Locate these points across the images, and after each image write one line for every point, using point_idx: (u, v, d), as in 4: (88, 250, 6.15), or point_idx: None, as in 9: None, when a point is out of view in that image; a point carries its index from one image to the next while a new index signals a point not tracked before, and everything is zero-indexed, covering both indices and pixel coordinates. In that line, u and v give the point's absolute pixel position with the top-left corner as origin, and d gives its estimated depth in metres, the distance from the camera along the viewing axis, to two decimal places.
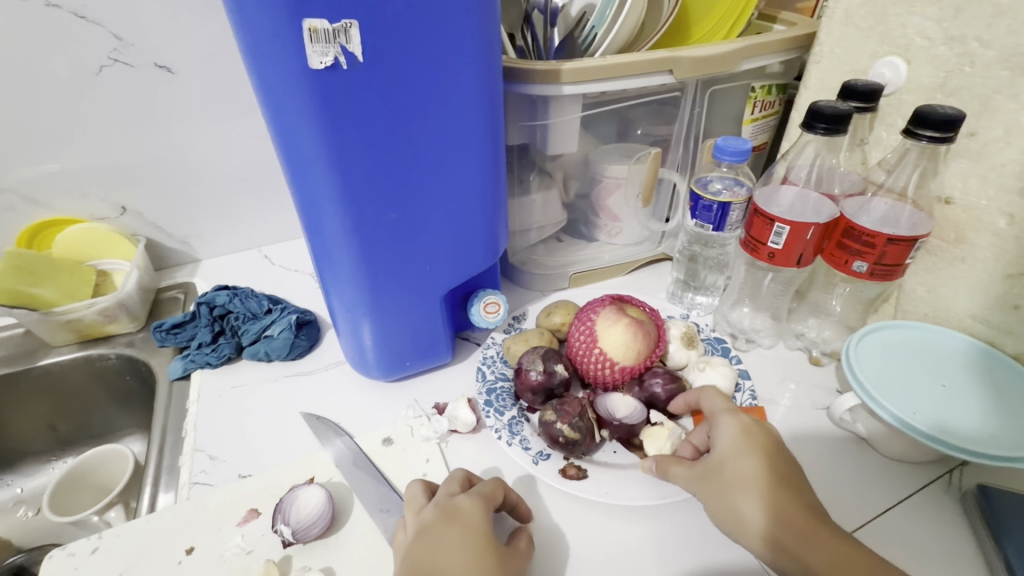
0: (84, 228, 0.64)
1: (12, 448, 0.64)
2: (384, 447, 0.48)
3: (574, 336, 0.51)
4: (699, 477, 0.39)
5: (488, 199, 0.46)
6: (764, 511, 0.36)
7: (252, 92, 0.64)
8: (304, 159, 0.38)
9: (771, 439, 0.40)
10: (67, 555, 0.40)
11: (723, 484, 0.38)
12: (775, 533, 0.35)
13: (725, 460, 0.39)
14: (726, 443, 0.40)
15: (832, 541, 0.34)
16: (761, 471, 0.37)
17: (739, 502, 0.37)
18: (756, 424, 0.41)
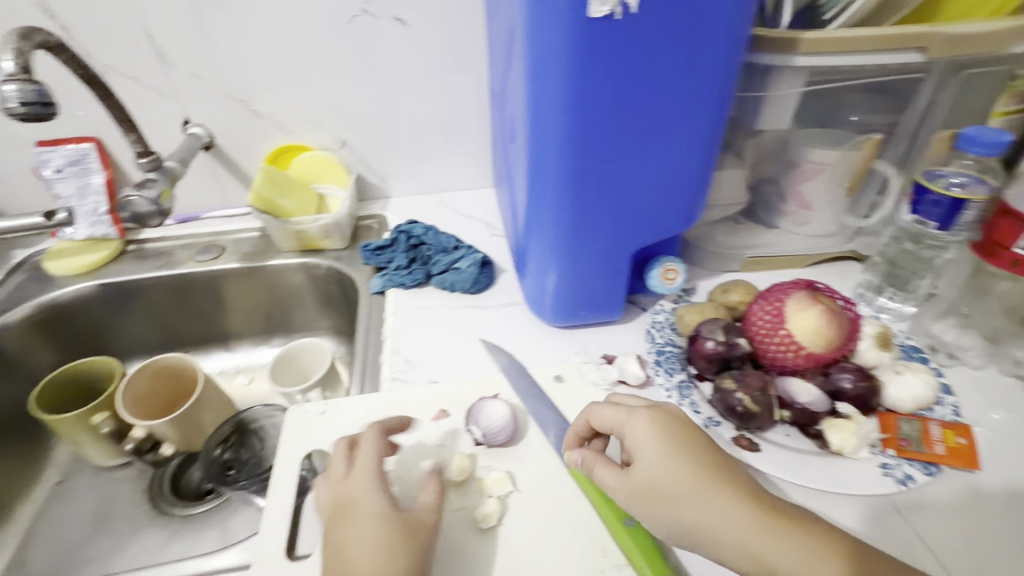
0: (314, 156, 0.75)
1: (236, 328, 0.79)
2: (555, 383, 0.52)
3: (755, 315, 0.50)
4: (636, 496, 0.37)
5: (702, 166, 0.46)
6: (717, 517, 0.35)
7: (465, 47, 0.70)
8: (551, 103, 0.41)
9: (670, 442, 0.38)
10: (303, 412, 0.49)
11: (667, 500, 0.36)
12: (737, 540, 0.34)
13: (655, 472, 0.37)
14: (646, 454, 0.37)
15: (794, 540, 0.34)
16: (689, 478, 0.36)
17: (694, 516, 0.35)
18: (664, 417, 0.39)
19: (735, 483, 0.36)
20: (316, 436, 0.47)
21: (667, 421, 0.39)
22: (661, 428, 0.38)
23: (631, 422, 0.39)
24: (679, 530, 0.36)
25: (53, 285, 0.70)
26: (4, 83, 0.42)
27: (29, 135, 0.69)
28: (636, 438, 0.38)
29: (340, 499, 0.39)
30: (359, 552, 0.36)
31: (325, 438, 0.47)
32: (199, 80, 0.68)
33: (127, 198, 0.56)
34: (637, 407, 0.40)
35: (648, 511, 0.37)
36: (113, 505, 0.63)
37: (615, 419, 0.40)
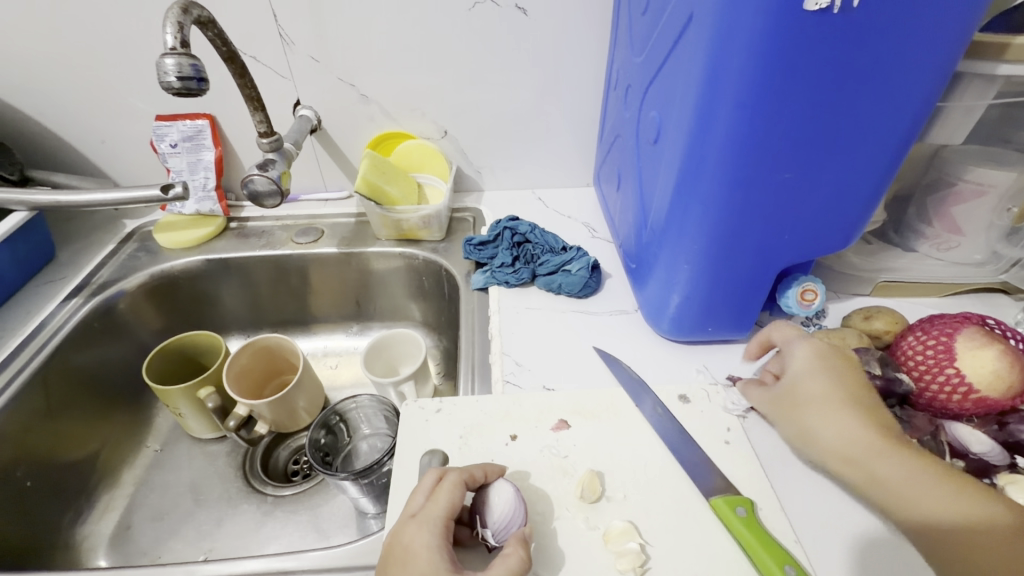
0: (418, 144, 0.74)
1: (326, 311, 0.79)
2: (680, 402, 0.48)
3: (912, 349, 0.45)
4: (775, 406, 0.45)
5: (877, 182, 0.42)
6: (836, 425, 0.40)
7: (584, 39, 0.67)
8: (728, 104, 0.37)
9: (847, 361, 0.44)
10: (418, 408, 0.48)
11: (799, 406, 0.43)
12: (846, 447, 0.39)
13: (796, 378, 0.44)
14: (798, 365, 0.44)
15: (893, 456, 0.38)
16: (825, 387, 0.42)
17: (811, 418, 0.41)
18: (831, 349, 0.44)
19: (862, 407, 0.40)
20: (433, 435, 0.47)
21: (827, 351, 0.44)
22: (820, 355, 0.44)
23: (796, 343, 0.46)
24: (797, 431, 0.42)
25: (162, 258, 0.71)
26: (164, 56, 0.42)
27: (148, 108, 0.71)
28: (793, 353, 0.46)
29: (397, 545, 0.36)
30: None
31: (441, 439, 0.46)
32: (316, 62, 0.68)
33: (248, 176, 0.56)
34: (795, 338, 0.47)
35: (779, 416, 0.44)
36: (210, 479, 0.64)
37: (786, 339, 0.47)
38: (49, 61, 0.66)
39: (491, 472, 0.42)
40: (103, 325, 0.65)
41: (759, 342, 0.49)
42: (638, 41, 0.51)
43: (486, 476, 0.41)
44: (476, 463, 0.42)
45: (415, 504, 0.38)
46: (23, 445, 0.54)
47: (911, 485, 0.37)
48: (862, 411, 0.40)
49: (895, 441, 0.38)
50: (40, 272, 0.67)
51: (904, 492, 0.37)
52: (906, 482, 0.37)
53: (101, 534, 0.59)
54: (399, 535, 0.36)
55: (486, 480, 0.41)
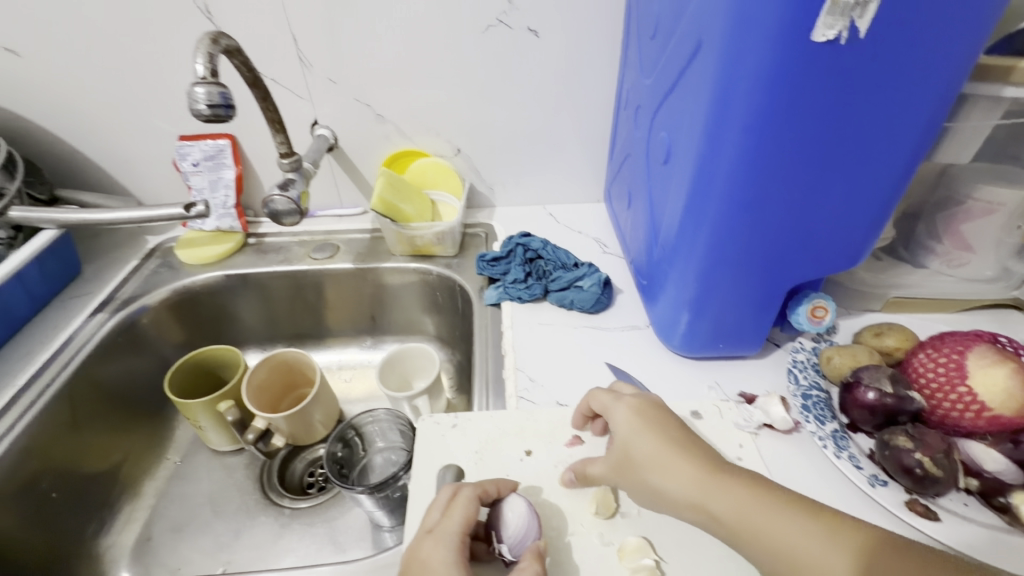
0: (431, 162, 0.76)
1: (341, 325, 0.80)
2: (692, 418, 0.49)
3: (923, 366, 0.46)
4: (616, 468, 0.41)
5: (885, 202, 0.43)
6: (671, 477, 0.38)
7: (594, 60, 0.69)
8: (737, 128, 0.39)
9: (658, 407, 0.42)
10: (433, 423, 0.49)
11: (635, 467, 0.39)
12: (689, 497, 0.37)
13: (628, 439, 0.40)
14: (625, 428, 0.41)
15: (729, 491, 0.36)
16: (656, 439, 0.39)
17: (651, 477, 0.38)
18: (649, 402, 0.43)
19: (689, 447, 0.39)
20: (450, 449, 0.48)
21: (649, 407, 0.42)
22: (641, 412, 0.42)
23: (616, 408, 0.43)
24: (645, 495, 0.39)
25: (183, 273, 0.73)
26: (194, 85, 0.44)
27: (172, 129, 0.73)
28: (617, 420, 0.42)
29: (415, 559, 0.37)
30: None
31: (459, 454, 0.47)
32: (334, 84, 0.70)
33: (269, 197, 0.58)
34: (625, 396, 0.44)
35: (622, 480, 0.41)
36: (228, 491, 0.65)
37: (605, 406, 0.44)
38: (80, 86, 0.69)
39: (504, 487, 0.42)
40: (126, 339, 0.67)
41: (582, 412, 0.47)
42: (647, 64, 0.53)
43: (499, 491, 0.42)
44: (489, 478, 0.43)
45: (431, 519, 0.39)
46: (50, 457, 0.56)
47: (753, 519, 0.34)
48: (689, 457, 0.38)
49: (724, 477, 0.36)
50: (66, 287, 0.70)
51: (759, 530, 0.34)
52: (745, 518, 0.34)
53: (123, 545, 0.60)
54: (417, 551, 0.37)
55: (499, 495, 0.42)
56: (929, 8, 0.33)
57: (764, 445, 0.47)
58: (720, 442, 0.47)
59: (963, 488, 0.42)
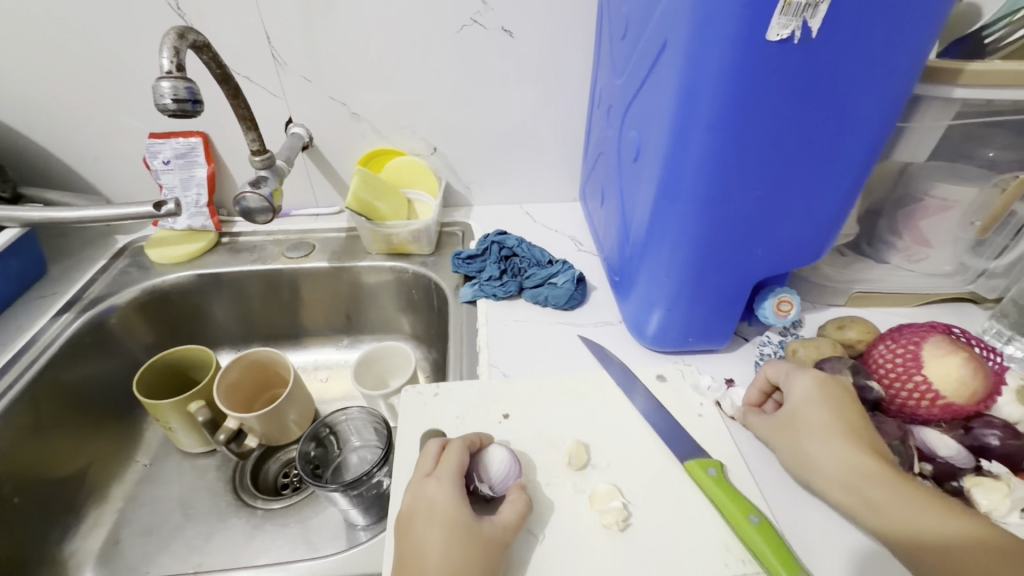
0: (407, 161, 0.76)
1: (316, 324, 0.79)
2: (658, 381, 0.51)
3: (882, 357, 0.47)
4: (777, 430, 0.44)
5: (845, 198, 0.45)
6: (832, 452, 0.40)
7: (568, 59, 0.70)
8: (701, 126, 0.40)
9: (846, 392, 0.43)
10: (417, 393, 0.51)
11: (800, 433, 0.42)
12: (837, 473, 0.39)
13: (798, 409, 0.43)
14: (808, 396, 0.43)
15: (888, 483, 0.37)
16: (827, 416, 0.41)
17: (812, 445, 0.41)
18: (833, 378, 0.44)
19: (859, 432, 0.40)
20: (432, 416, 0.49)
21: (830, 385, 0.43)
22: (824, 386, 0.43)
23: (796, 378, 0.45)
24: (799, 464, 0.41)
25: (154, 272, 0.72)
26: (160, 79, 0.43)
27: (142, 127, 0.72)
28: (798, 387, 0.44)
29: (417, 501, 0.39)
30: (437, 555, 0.35)
31: (442, 418, 0.48)
32: (308, 82, 0.70)
33: (241, 194, 0.57)
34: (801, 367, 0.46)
35: (778, 440, 0.44)
36: (199, 493, 0.64)
37: (784, 374, 0.46)
38: (45, 82, 0.67)
39: (486, 439, 0.45)
40: (94, 339, 0.65)
41: (760, 387, 0.48)
42: (618, 64, 0.54)
43: (482, 441, 0.44)
44: (471, 433, 0.45)
45: (425, 467, 0.41)
46: (11, 461, 0.54)
47: (928, 527, 0.35)
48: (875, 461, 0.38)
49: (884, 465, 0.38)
50: (30, 287, 0.68)
51: (900, 516, 0.36)
52: (913, 515, 0.36)
53: (89, 550, 0.59)
54: (419, 493, 0.39)
55: (483, 445, 0.44)
56: (880, 12, 0.35)
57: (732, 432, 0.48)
58: (681, 412, 0.49)
59: (918, 475, 0.43)
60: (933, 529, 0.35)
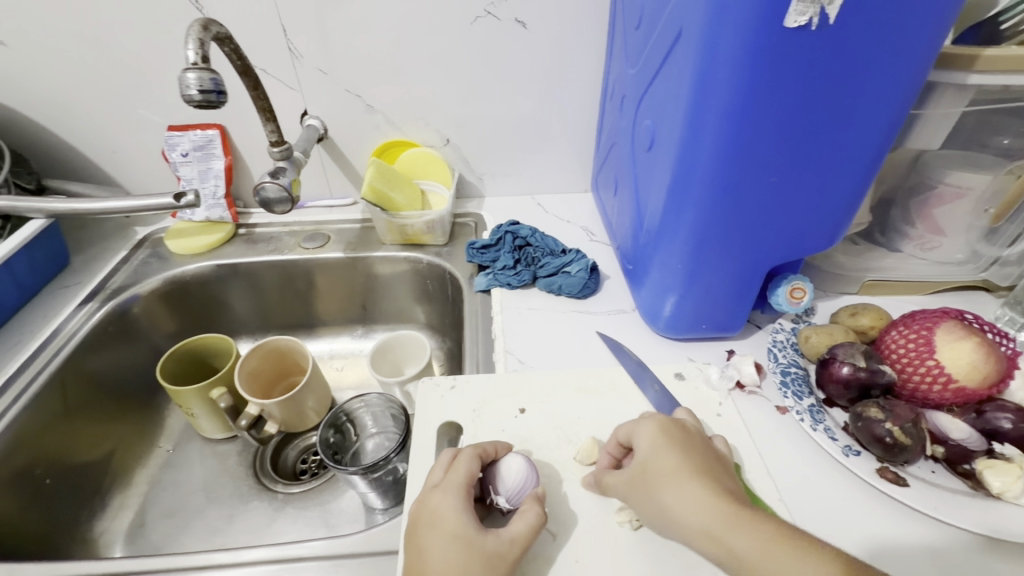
0: (421, 152, 0.77)
1: (331, 314, 0.81)
2: (675, 379, 0.52)
3: (895, 342, 0.48)
4: (631, 482, 0.39)
5: (858, 185, 0.45)
6: (691, 502, 0.35)
7: (581, 51, 0.70)
8: (715, 113, 0.40)
9: (685, 435, 0.39)
10: (433, 385, 0.52)
11: (652, 484, 0.37)
12: (704, 527, 0.34)
13: (649, 461, 0.38)
14: (647, 445, 0.39)
15: (750, 528, 0.34)
16: (676, 460, 0.37)
17: (667, 499, 0.36)
18: (671, 421, 0.40)
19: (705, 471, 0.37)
20: (448, 409, 0.50)
21: (674, 432, 0.39)
22: (665, 433, 0.39)
23: (639, 426, 0.41)
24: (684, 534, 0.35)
25: (173, 263, 0.73)
26: (186, 70, 0.44)
27: (160, 120, 0.73)
28: (640, 435, 0.40)
29: (424, 511, 0.39)
30: (440, 569, 0.36)
31: (457, 411, 0.50)
32: (323, 74, 0.70)
33: (260, 184, 0.58)
34: (646, 416, 0.42)
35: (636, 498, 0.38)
36: (222, 477, 0.65)
37: (628, 426, 0.41)
38: (66, 76, 0.69)
39: (502, 448, 0.45)
40: (117, 328, 0.67)
41: (609, 451, 0.43)
42: (632, 54, 0.54)
43: (497, 451, 0.44)
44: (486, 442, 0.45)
45: (435, 476, 0.42)
46: (41, 446, 0.56)
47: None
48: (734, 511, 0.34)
49: (742, 509, 0.35)
50: (55, 277, 0.69)
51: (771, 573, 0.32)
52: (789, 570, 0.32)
53: (117, 531, 0.60)
54: (425, 502, 0.40)
55: (497, 455, 0.44)
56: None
57: (737, 402, 0.50)
58: (694, 408, 0.50)
59: (930, 456, 0.44)
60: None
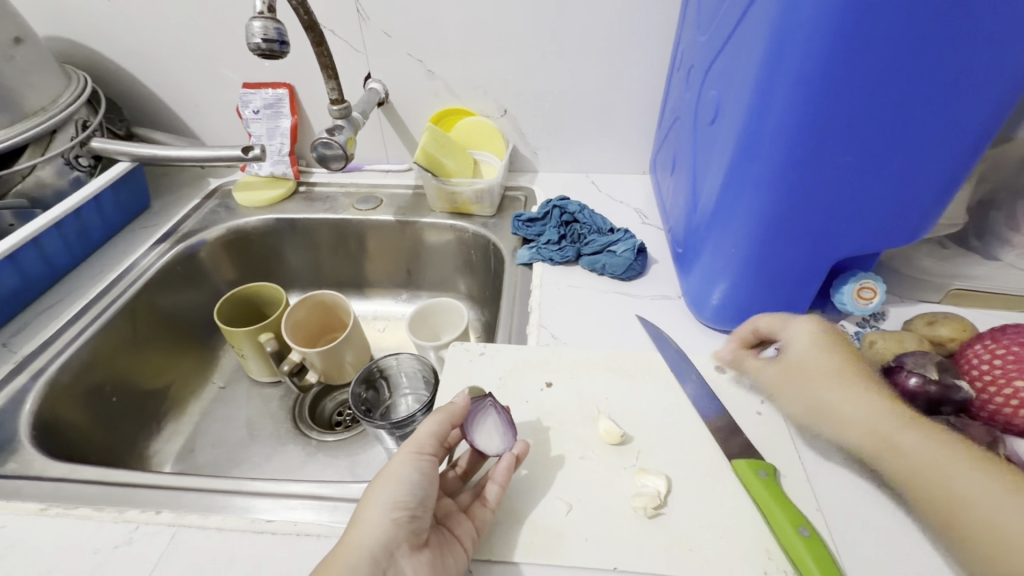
0: (477, 121, 0.76)
1: (378, 277, 0.83)
2: (716, 372, 0.49)
3: (977, 357, 0.42)
4: (780, 377, 0.44)
5: (952, 173, 0.39)
6: (855, 399, 0.39)
7: (651, 22, 0.67)
8: (787, 80, 0.36)
9: (841, 341, 0.43)
10: (464, 349, 0.52)
11: (808, 379, 0.42)
12: (866, 420, 0.38)
13: (803, 358, 0.43)
14: (801, 342, 0.43)
15: (914, 424, 0.37)
16: (838, 362, 0.41)
17: (829, 395, 0.40)
18: (829, 328, 0.44)
19: (877, 386, 0.40)
20: (476, 374, 0.50)
21: (829, 335, 0.43)
22: (821, 335, 0.43)
23: (792, 325, 0.45)
24: (804, 407, 0.42)
25: (239, 214, 0.77)
26: (253, 19, 0.46)
27: (235, 78, 0.77)
28: (793, 334, 0.44)
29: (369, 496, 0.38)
30: (365, 510, 0.36)
31: (483, 377, 0.49)
32: (388, 37, 0.71)
33: (319, 141, 0.60)
34: (795, 317, 0.45)
35: (787, 393, 0.44)
36: (264, 417, 0.69)
37: (776, 326, 0.46)
38: (154, 30, 0.73)
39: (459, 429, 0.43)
40: (184, 269, 0.72)
41: (744, 339, 0.47)
42: (704, 19, 0.50)
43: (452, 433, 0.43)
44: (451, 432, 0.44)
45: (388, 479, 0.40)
46: (111, 366, 0.62)
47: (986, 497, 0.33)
48: (853, 377, 0.40)
49: (906, 407, 0.38)
50: (136, 218, 0.75)
51: (929, 473, 0.35)
52: (973, 489, 0.33)
53: (167, 452, 0.65)
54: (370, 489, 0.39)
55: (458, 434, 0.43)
56: None
57: None
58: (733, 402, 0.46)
59: None
60: (971, 482, 0.33)
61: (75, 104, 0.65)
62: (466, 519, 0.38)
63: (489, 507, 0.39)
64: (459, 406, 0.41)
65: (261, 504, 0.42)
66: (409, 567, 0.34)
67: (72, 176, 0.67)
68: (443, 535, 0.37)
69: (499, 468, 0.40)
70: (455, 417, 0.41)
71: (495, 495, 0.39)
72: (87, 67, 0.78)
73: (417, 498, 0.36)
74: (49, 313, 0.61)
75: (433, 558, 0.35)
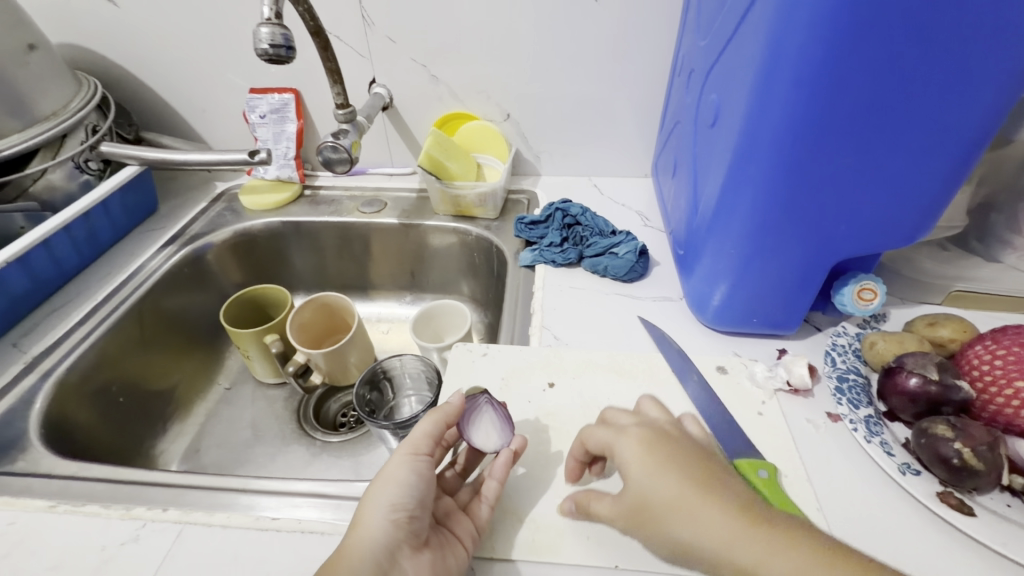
0: (480, 125, 0.77)
1: (382, 280, 0.83)
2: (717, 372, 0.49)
3: (978, 358, 0.42)
4: (629, 519, 0.36)
5: (951, 174, 0.40)
6: (704, 525, 0.32)
7: (652, 27, 0.67)
8: (783, 82, 0.37)
9: (672, 444, 0.37)
10: (467, 350, 0.52)
11: (656, 517, 0.34)
12: (721, 551, 0.32)
13: (643, 490, 0.35)
14: (636, 471, 0.36)
15: (787, 549, 0.31)
16: (680, 485, 0.34)
17: (680, 532, 0.33)
18: (658, 435, 0.37)
19: (727, 492, 0.34)
20: (478, 374, 0.50)
21: (662, 444, 0.36)
22: (651, 448, 0.36)
23: (619, 441, 0.38)
24: (669, 547, 0.34)
25: (245, 217, 0.78)
26: (260, 25, 0.46)
27: (242, 83, 0.78)
28: (621, 454, 0.37)
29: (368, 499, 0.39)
30: (365, 510, 0.36)
31: (485, 378, 0.50)
32: (392, 43, 0.72)
33: (323, 145, 0.61)
34: (628, 427, 0.39)
35: (637, 530, 0.35)
36: (269, 418, 0.70)
37: (605, 441, 0.39)
38: (163, 37, 0.74)
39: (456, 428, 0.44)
40: (190, 271, 0.73)
41: (575, 459, 0.41)
42: (704, 23, 0.51)
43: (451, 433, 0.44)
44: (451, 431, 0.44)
45: None
46: (118, 367, 0.62)
47: None
48: (699, 482, 0.34)
49: (760, 521, 0.32)
50: (144, 222, 0.77)
51: None
52: None
53: (173, 452, 0.66)
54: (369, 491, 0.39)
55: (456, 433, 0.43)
56: None
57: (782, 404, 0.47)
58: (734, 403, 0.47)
59: (1006, 488, 0.39)
60: None
61: (86, 110, 0.67)
62: (465, 518, 0.38)
63: (487, 505, 0.39)
64: (454, 405, 0.42)
65: (266, 502, 0.42)
66: (410, 568, 0.34)
67: (81, 179, 0.68)
68: (443, 535, 0.37)
69: (497, 465, 0.41)
70: (451, 417, 0.41)
71: (493, 492, 0.40)
72: (98, 73, 0.79)
73: (416, 499, 0.37)
74: (58, 314, 0.62)
75: (433, 558, 0.35)
